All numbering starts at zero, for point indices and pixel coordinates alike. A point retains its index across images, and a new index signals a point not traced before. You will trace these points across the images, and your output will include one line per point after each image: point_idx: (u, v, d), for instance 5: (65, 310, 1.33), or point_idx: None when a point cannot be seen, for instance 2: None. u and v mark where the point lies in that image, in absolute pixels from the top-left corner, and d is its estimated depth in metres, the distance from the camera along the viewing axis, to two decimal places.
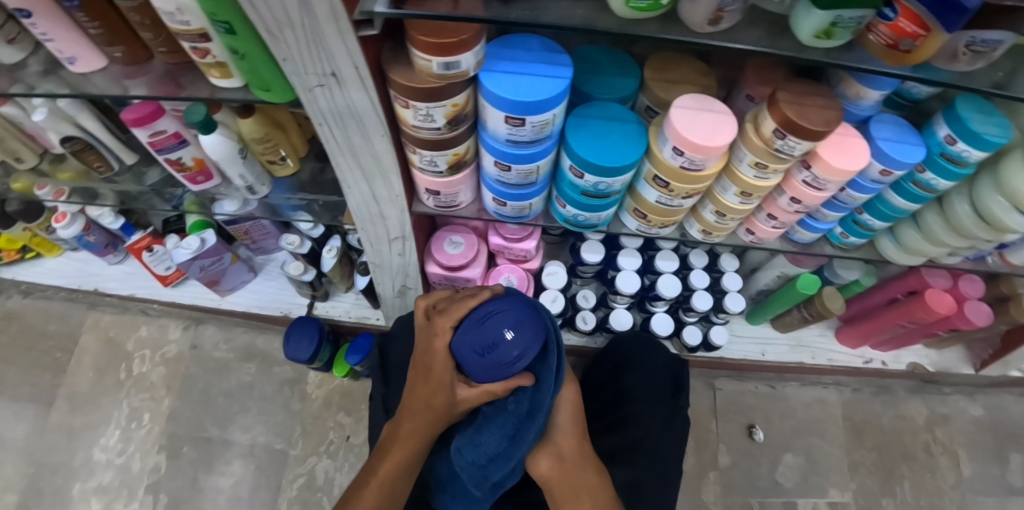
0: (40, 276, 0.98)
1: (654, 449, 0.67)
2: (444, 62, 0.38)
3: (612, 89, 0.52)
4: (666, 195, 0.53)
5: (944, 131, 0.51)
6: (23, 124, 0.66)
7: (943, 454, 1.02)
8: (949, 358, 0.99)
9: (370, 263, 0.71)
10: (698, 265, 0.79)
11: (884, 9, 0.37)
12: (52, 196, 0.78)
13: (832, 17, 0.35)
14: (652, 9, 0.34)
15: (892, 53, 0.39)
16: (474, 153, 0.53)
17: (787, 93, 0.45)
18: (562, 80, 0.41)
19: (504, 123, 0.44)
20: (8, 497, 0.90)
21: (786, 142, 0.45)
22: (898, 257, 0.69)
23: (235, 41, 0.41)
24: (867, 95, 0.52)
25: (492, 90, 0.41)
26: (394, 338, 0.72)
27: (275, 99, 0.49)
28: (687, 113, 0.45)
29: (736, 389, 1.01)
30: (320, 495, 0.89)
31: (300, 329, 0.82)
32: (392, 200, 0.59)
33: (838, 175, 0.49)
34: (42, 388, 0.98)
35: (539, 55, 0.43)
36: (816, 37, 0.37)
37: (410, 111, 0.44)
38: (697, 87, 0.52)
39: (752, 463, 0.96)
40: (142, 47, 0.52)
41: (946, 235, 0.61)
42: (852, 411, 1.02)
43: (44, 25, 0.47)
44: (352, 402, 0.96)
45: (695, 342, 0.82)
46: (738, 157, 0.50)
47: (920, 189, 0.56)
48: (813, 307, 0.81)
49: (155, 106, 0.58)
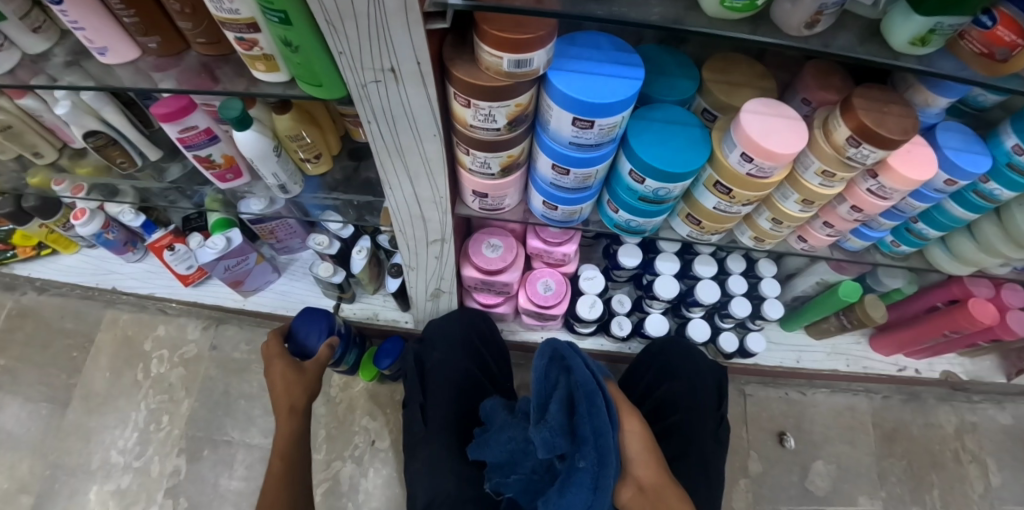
0: (56, 273, 0.96)
1: (703, 458, 0.71)
2: (515, 60, 0.36)
3: (672, 91, 0.50)
4: (726, 202, 0.51)
5: (1013, 141, 0.49)
6: (43, 117, 0.63)
7: (973, 463, 1.00)
8: (982, 366, 0.98)
9: (404, 265, 0.69)
10: (737, 271, 0.77)
11: (982, 16, 0.35)
12: (70, 193, 0.75)
13: (933, 24, 0.33)
14: (746, 10, 0.32)
15: (986, 62, 0.37)
16: (527, 154, 0.51)
17: (863, 98, 0.43)
18: (635, 81, 0.39)
19: (569, 126, 0.42)
20: (23, 499, 0.88)
21: (860, 150, 0.43)
22: (949, 267, 0.67)
23: (289, 32, 0.39)
24: (935, 102, 0.49)
25: (561, 91, 0.39)
26: (431, 344, 0.72)
27: (324, 95, 0.46)
28: (757, 117, 0.43)
29: (766, 396, 0.99)
30: (345, 501, 0.87)
31: (309, 320, 0.77)
32: (435, 202, 0.57)
33: (908, 185, 0.47)
34: (58, 387, 0.95)
35: (608, 54, 0.41)
36: (912, 44, 0.35)
37: (471, 110, 0.42)
38: (759, 89, 0.50)
39: (782, 471, 0.95)
40: (178, 38, 0.50)
41: (1003, 245, 0.59)
42: (882, 419, 1.01)
43: (75, 13, 0.44)
44: (377, 405, 0.93)
45: (731, 349, 0.80)
46: (804, 164, 0.48)
47: (981, 199, 0.54)
48: (854, 315, 0.79)
49: (188, 100, 0.56)
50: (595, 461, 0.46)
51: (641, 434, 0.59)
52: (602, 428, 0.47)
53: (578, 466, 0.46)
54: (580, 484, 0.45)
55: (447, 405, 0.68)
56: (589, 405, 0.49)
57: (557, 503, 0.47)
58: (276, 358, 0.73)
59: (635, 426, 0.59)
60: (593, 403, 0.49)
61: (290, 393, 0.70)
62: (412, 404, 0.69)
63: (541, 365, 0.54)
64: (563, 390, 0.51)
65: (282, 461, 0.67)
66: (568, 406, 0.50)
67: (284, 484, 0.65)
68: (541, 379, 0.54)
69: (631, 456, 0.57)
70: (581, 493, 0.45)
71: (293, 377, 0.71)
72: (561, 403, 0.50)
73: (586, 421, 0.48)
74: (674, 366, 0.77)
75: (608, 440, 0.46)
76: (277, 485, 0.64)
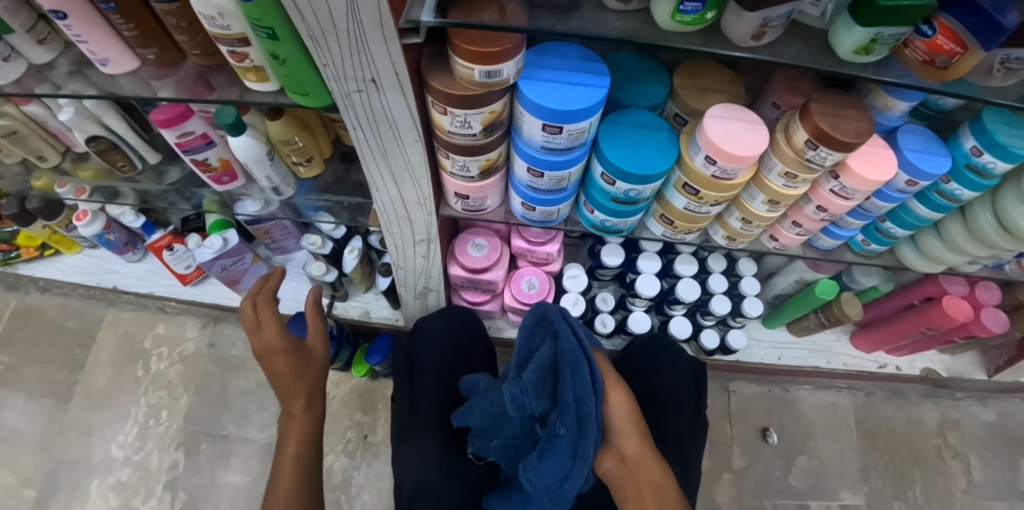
0: (59, 273, 0.99)
1: (681, 451, 0.73)
2: (486, 71, 0.39)
3: (643, 97, 0.52)
4: (695, 202, 0.54)
5: (971, 143, 0.51)
6: (47, 123, 0.66)
7: (955, 459, 1.02)
8: (962, 363, 1.00)
9: (393, 265, 0.71)
10: (717, 270, 0.79)
11: (922, 26, 0.37)
12: (72, 195, 0.78)
13: (873, 34, 0.35)
14: (696, 23, 0.35)
15: (929, 69, 0.39)
16: (505, 158, 0.54)
17: (820, 103, 0.45)
18: (600, 89, 0.42)
19: (540, 131, 0.44)
20: (27, 492, 0.91)
21: (817, 152, 0.46)
22: (919, 265, 0.69)
23: (276, 46, 0.41)
24: (895, 107, 0.51)
25: (531, 99, 0.41)
26: (419, 340, 0.75)
27: (311, 103, 0.49)
28: (720, 122, 0.46)
29: (750, 392, 1.02)
30: (337, 494, 0.89)
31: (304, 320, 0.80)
32: (420, 203, 0.59)
33: (867, 185, 0.49)
34: (60, 384, 0.98)
35: (576, 64, 0.43)
36: (856, 53, 0.38)
37: (447, 117, 0.44)
38: (726, 95, 0.52)
39: (766, 466, 0.97)
40: (175, 49, 0.53)
41: (968, 243, 0.61)
42: (865, 415, 1.03)
43: (78, 27, 0.47)
44: (370, 401, 0.96)
45: (712, 346, 0.83)
46: (768, 166, 0.51)
47: (944, 199, 0.56)
48: (832, 312, 0.81)
49: (185, 107, 0.58)
50: (575, 426, 0.47)
51: (625, 402, 0.57)
52: (585, 394, 0.47)
53: (559, 433, 0.48)
54: (561, 451, 0.48)
55: (435, 397, 0.70)
56: (572, 372, 0.48)
57: (536, 466, 0.50)
58: (273, 336, 0.66)
59: (620, 396, 0.57)
60: (577, 370, 0.48)
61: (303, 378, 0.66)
62: (399, 397, 0.71)
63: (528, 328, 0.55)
64: (547, 355, 0.50)
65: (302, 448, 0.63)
66: (551, 370, 0.51)
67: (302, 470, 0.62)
68: (528, 341, 0.55)
69: (616, 426, 0.56)
70: (562, 459, 0.48)
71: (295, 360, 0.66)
72: (545, 368, 0.50)
73: (568, 388, 0.48)
74: (656, 361, 0.79)
75: (589, 409, 0.47)
76: (295, 473, 0.61)
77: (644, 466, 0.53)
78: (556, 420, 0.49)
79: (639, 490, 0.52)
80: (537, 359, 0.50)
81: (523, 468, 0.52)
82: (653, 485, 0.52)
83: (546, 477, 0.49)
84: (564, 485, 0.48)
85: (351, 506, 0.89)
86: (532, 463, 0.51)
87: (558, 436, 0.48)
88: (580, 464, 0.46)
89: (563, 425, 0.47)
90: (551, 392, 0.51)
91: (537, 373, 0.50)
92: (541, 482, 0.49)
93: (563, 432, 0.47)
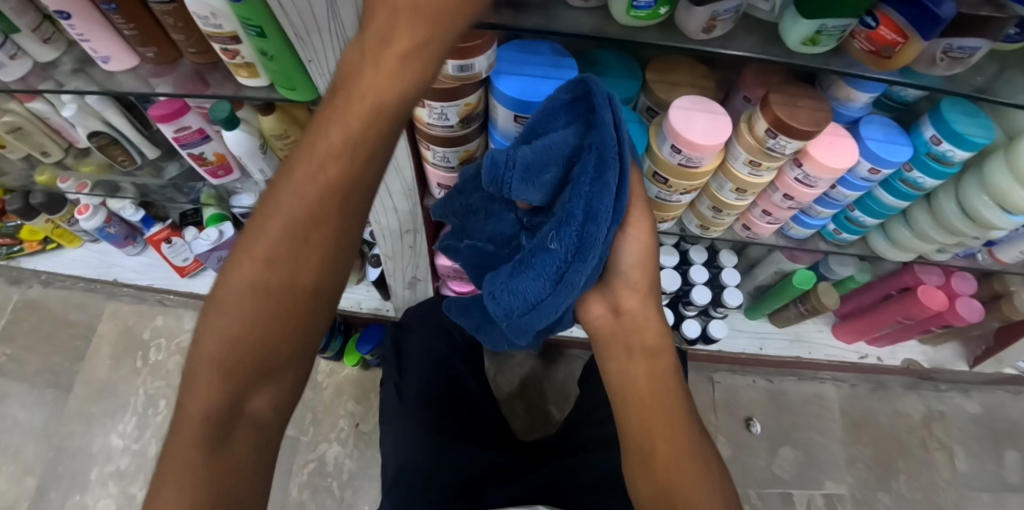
0: (61, 266, 1.01)
1: None
2: (459, 65, 0.41)
3: (616, 90, 0.55)
4: (665, 190, 0.56)
5: (930, 132, 0.53)
6: (51, 119, 0.68)
7: (939, 450, 1.04)
8: (944, 355, 1.02)
9: (382, 256, 0.75)
10: (698, 261, 0.81)
11: (866, 17, 0.39)
12: (74, 189, 0.81)
13: (817, 26, 0.38)
14: (651, 18, 0.38)
15: (875, 59, 0.42)
16: (484, 149, 0.56)
17: (779, 94, 0.48)
18: (568, 82, 0.45)
19: (513, 122, 0.47)
20: (28, 480, 0.93)
21: (777, 140, 0.48)
22: (890, 253, 0.71)
23: (265, 44, 0.44)
24: (856, 98, 0.53)
25: (502, 92, 0.44)
26: (409, 328, 0.78)
27: (299, 97, 0.52)
28: (684, 112, 0.48)
29: (735, 384, 1.04)
30: (330, 481, 0.92)
31: None
32: (405, 194, 0.62)
33: (828, 172, 0.52)
34: (61, 375, 1.01)
35: (547, 58, 0.46)
36: (803, 44, 0.40)
37: (426, 110, 0.47)
38: (696, 89, 0.55)
39: (750, 455, 0.99)
40: (172, 47, 0.55)
41: (933, 231, 0.64)
42: (849, 406, 1.05)
43: (82, 27, 0.50)
44: (362, 391, 0.99)
45: (694, 335, 0.85)
46: (733, 155, 0.53)
47: (908, 187, 0.58)
48: (810, 302, 0.84)
49: (182, 103, 0.61)
50: (568, 245, 0.41)
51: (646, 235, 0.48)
52: (598, 212, 0.39)
53: (549, 249, 0.43)
54: (543, 268, 0.43)
55: (420, 382, 0.71)
56: (595, 171, 0.39)
57: (511, 280, 0.47)
58: (322, 136, 0.31)
59: (641, 233, 0.48)
60: (601, 175, 0.38)
61: (294, 266, 0.33)
62: (388, 383, 0.73)
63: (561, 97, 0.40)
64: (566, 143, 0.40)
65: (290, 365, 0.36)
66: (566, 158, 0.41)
67: (279, 402, 0.37)
68: (552, 111, 0.41)
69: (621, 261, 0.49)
70: (543, 274, 0.44)
71: (334, 195, 0.32)
72: (562, 150, 0.40)
73: (578, 195, 0.39)
74: None
75: (597, 230, 0.39)
76: (263, 407, 0.36)
77: (641, 326, 0.51)
78: (553, 230, 0.43)
79: (631, 357, 0.50)
80: (555, 141, 0.40)
81: (492, 277, 0.52)
82: (647, 351, 0.50)
83: (517, 293, 0.47)
84: (531, 314, 0.48)
85: (344, 492, 0.92)
86: (516, 283, 0.47)
87: (552, 248, 0.42)
88: (556, 297, 0.44)
89: (555, 234, 0.42)
90: (557, 180, 0.43)
91: (551, 158, 0.41)
92: (516, 295, 0.47)
93: (557, 245, 0.42)
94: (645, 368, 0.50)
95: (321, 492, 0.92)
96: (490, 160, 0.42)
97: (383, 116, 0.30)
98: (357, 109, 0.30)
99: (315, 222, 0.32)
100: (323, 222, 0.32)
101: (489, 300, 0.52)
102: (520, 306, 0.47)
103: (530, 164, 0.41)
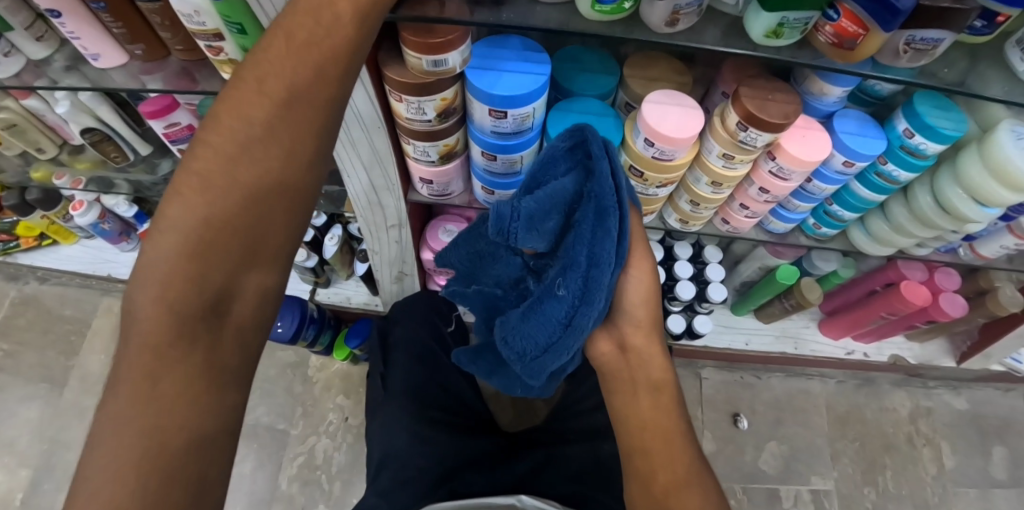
0: (57, 262, 1.03)
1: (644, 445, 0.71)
2: (433, 60, 0.42)
3: (593, 86, 0.56)
4: (642, 184, 0.57)
5: (903, 125, 0.54)
6: (45, 116, 0.70)
7: (926, 446, 1.04)
8: (931, 351, 1.02)
9: (369, 250, 0.76)
10: (683, 257, 0.82)
11: (829, 10, 0.40)
12: (69, 185, 0.82)
13: (779, 18, 0.39)
14: (615, 12, 0.39)
15: (838, 52, 0.43)
16: (464, 144, 0.58)
17: (750, 88, 0.48)
18: (540, 76, 0.46)
19: (488, 116, 0.48)
20: (22, 472, 0.95)
21: (748, 133, 0.49)
22: (870, 248, 0.72)
23: (247, 39, 0.47)
24: (830, 92, 0.54)
25: (476, 86, 0.45)
26: (395, 321, 0.80)
27: None
28: (657, 106, 0.49)
29: (722, 379, 1.04)
30: (319, 473, 0.94)
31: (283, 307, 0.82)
32: (389, 189, 0.63)
33: (801, 165, 0.53)
34: (56, 369, 1.02)
35: (520, 53, 0.47)
36: (767, 36, 0.41)
37: (403, 104, 0.48)
38: (673, 84, 0.56)
39: (736, 450, 0.99)
40: (160, 45, 0.56)
41: (911, 225, 0.64)
42: (836, 402, 1.05)
43: (72, 24, 0.51)
44: (352, 385, 1.00)
45: (678, 330, 0.86)
46: (708, 148, 0.54)
47: (884, 181, 0.59)
48: (794, 298, 0.84)
49: (171, 100, 0.62)
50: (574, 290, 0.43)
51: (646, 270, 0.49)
52: (601, 258, 0.41)
53: (556, 295, 0.45)
54: (553, 312, 0.46)
55: (406, 373, 0.72)
56: (596, 219, 0.41)
57: (524, 326, 0.51)
58: (265, 90, 0.32)
59: (642, 273, 0.49)
60: (601, 222, 0.41)
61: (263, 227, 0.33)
62: (375, 375, 0.75)
63: (559, 147, 0.44)
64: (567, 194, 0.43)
65: (237, 350, 0.33)
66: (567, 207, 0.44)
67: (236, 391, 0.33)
68: (550, 160, 0.45)
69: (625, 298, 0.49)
70: (555, 319, 0.46)
71: (284, 158, 0.33)
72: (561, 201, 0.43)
73: (580, 244, 0.42)
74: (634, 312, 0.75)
75: (601, 275, 0.41)
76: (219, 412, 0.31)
77: (646, 362, 0.49)
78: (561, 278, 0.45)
79: (634, 392, 0.48)
80: (556, 193, 0.43)
81: (505, 324, 0.56)
82: (652, 384, 0.48)
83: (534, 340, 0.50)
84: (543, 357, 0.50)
85: (332, 484, 0.93)
86: (530, 329, 0.50)
87: (561, 295, 0.44)
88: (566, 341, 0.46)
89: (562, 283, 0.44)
90: (561, 227, 0.46)
91: (553, 210, 0.43)
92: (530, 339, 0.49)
93: (564, 291, 0.44)
94: (650, 401, 0.47)
95: (310, 485, 0.93)
96: (495, 214, 0.42)
97: (330, 80, 0.33)
98: (303, 65, 0.32)
99: (268, 184, 0.33)
100: (268, 182, 0.33)
101: (502, 343, 0.57)
102: (534, 347, 0.50)
103: (532, 214, 0.43)
